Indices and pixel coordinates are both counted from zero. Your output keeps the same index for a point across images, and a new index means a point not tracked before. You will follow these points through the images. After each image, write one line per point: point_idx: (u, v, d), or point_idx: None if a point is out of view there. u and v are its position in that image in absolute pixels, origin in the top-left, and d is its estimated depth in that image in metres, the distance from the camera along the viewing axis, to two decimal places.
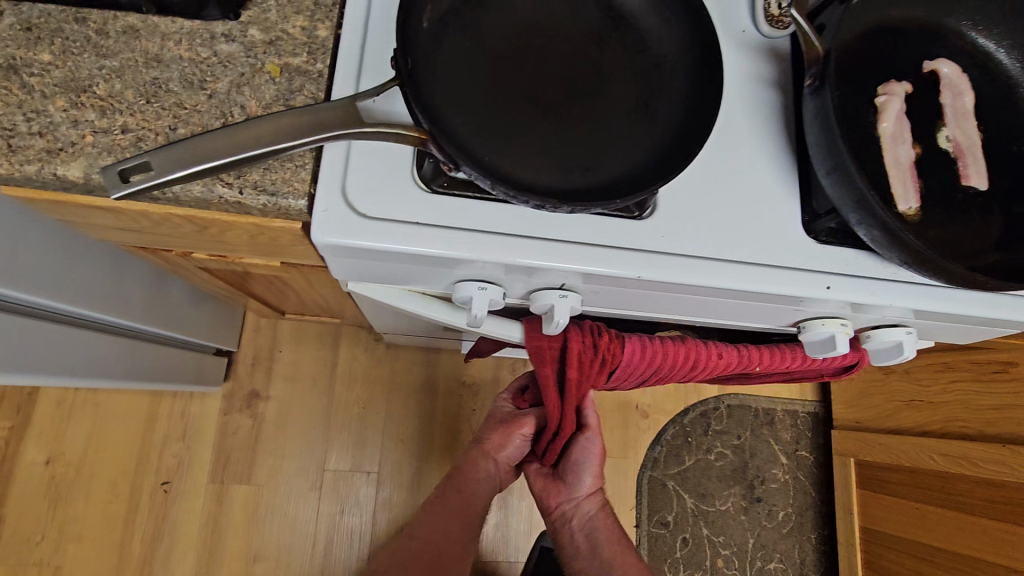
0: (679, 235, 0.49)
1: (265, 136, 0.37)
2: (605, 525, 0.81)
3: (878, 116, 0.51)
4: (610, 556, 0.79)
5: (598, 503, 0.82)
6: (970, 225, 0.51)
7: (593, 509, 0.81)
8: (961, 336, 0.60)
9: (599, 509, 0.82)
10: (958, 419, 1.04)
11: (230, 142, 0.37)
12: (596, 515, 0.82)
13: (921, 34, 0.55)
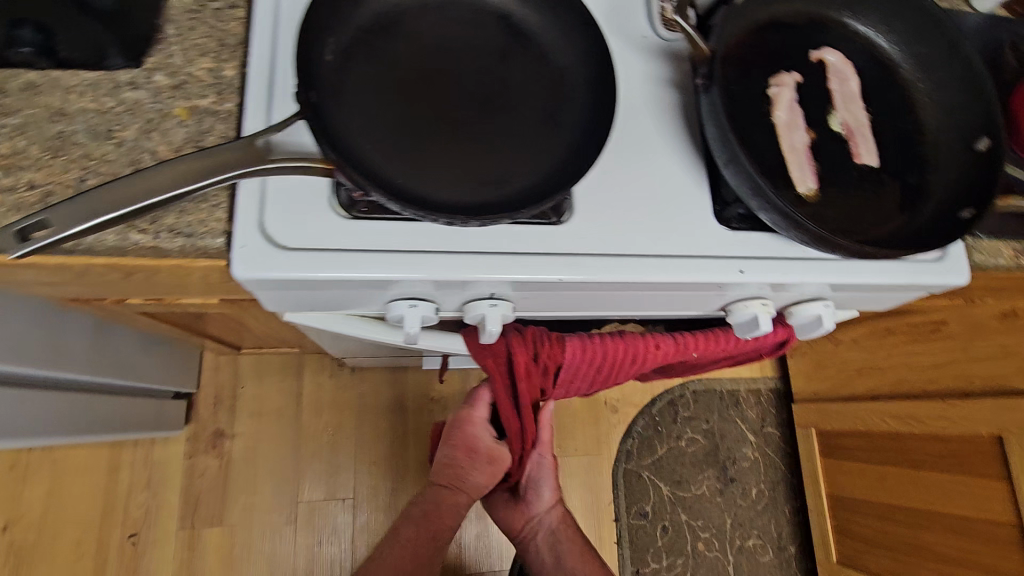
0: (597, 235, 0.51)
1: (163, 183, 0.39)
2: (567, 537, 0.85)
3: (772, 106, 0.55)
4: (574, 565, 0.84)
5: (561, 516, 0.86)
6: (867, 200, 0.55)
7: (555, 522, 0.86)
8: (877, 303, 0.64)
9: (560, 521, 0.86)
10: (902, 381, 1.09)
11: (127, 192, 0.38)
12: (558, 527, 0.86)
13: (806, 27, 0.59)
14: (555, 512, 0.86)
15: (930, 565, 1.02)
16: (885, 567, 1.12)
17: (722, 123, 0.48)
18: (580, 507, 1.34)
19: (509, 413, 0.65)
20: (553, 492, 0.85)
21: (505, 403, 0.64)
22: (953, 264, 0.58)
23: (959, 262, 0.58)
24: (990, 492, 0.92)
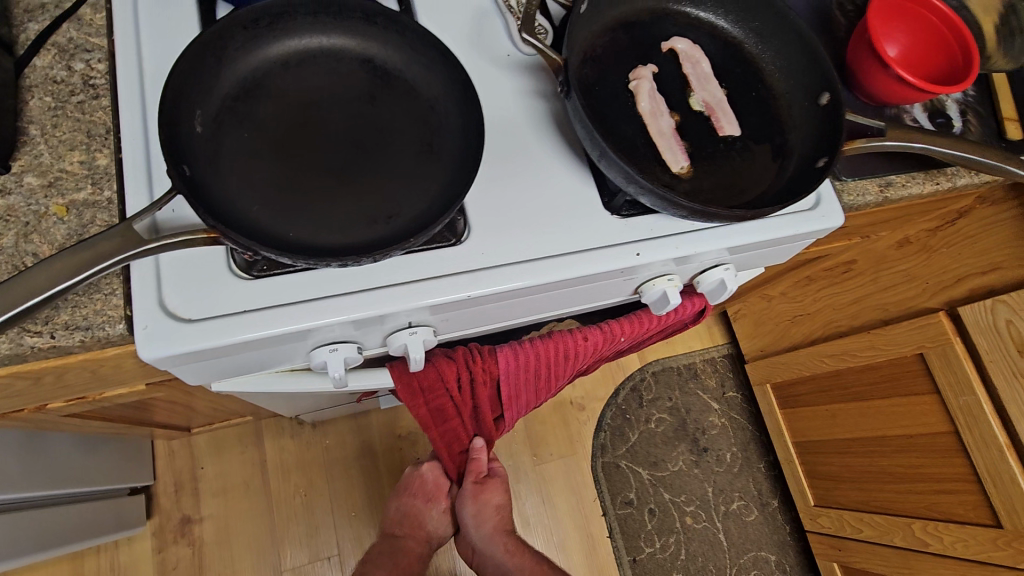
0: (497, 247, 0.54)
1: (42, 284, 0.39)
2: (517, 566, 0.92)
3: (635, 99, 0.59)
4: None
5: (507, 547, 0.92)
6: (737, 168, 0.59)
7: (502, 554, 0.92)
8: (775, 257, 0.69)
9: (509, 552, 0.92)
10: (833, 321, 1.16)
11: (6, 300, 0.39)
12: (506, 558, 0.92)
13: (654, 22, 0.64)
14: (503, 542, 0.93)
15: (888, 487, 1.08)
16: (854, 499, 1.18)
17: (585, 124, 0.52)
18: (567, 510, 1.36)
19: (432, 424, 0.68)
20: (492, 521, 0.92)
21: (435, 413, 0.66)
22: (828, 210, 0.64)
23: (833, 208, 0.64)
24: (923, 407, 0.98)
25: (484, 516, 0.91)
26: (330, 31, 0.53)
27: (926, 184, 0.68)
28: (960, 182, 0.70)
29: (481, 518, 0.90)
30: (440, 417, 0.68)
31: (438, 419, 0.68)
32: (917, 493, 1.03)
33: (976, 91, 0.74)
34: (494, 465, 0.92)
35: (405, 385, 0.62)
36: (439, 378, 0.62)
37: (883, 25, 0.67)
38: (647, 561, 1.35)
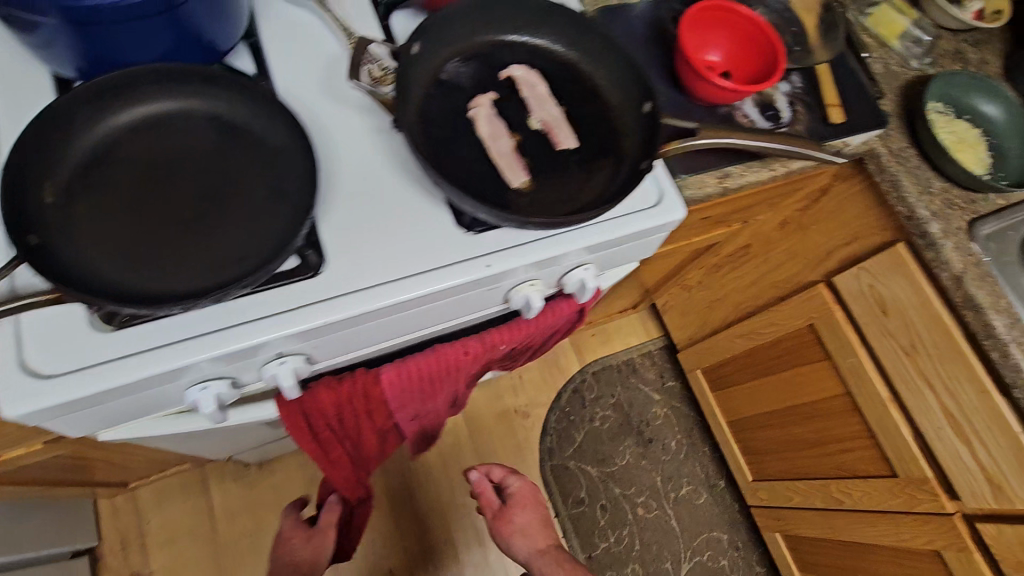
0: (353, 274, 0.59)
1: None
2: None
3: (475, 125, 0.65)
4: None
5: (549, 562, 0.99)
6: (576, 176, 0.65)
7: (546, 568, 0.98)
8: (636, 253, 0.75)
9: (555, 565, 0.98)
10: (742, 303, 1.23)
11: None
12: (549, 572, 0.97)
13: (495, 51, 0.69)
14: (541, 557, 1.00)
15: (806, 453, 1.15)
16: (783, 469, 1.24)
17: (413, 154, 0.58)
18: None
19: (327, 446, 0.72)
20: (531, 540, 1.01)
21: (326, 436, 0.70)
22: (669, 204, 0.70)
23: (674, 202, 0.70)
24: (822, 374, 1.05)
25: (518, 537, 1.01)
26: (175, 93, 0.57)
27: (762, 171, 0.75)
28: (794, 166, 0.77)
29: (518, 539, 1.01)
30: (332, 440, 0.71)
31: (332, 441, 0.71)
32: (830, 456, 1.09)
33: (802, 82, 0.81)
34: (512, 483, 1.05)
35: (289, 415, 0.65)
36: (322, 403, 0.66)
37: (704, 31, 0.75)
38: (603, 556, 1.39)
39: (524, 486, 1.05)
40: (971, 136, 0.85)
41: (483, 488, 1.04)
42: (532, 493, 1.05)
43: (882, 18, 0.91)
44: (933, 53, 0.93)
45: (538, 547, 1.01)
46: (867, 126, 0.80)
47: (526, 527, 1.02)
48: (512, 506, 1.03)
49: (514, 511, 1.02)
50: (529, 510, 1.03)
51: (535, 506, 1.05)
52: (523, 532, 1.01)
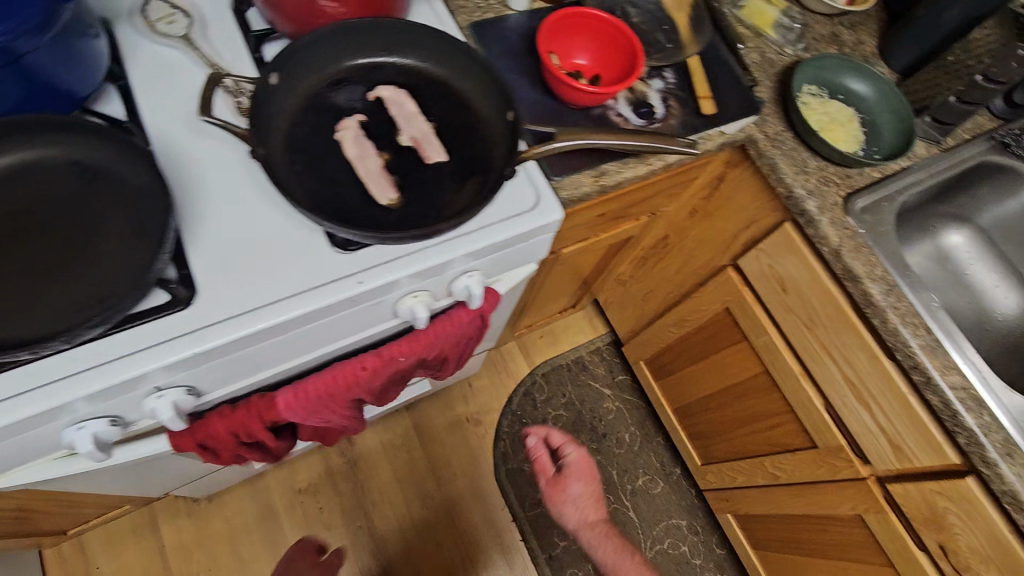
0: (226, 302, 0.60)
1: None
2: (604, 549, 1.00)
3: (343, 147, 0.67)
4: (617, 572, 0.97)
5: (598, 536, 1.01)
6: (446, 187, 0.67)
7: (594, 541, 1.01)
8: (526, 255, 0.78)
9: (600, 537, 1.01)
10: (669, 293, 1.26)
11: None
12: (596, 543, 1.00)
13: (362, 73, 0.71)
14: (589, 532, 1.02)
15: (740, 432, 1.18)
16: (725, 450, 1.27)
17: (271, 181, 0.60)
18: (480, 524, 1.40)
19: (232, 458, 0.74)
20: (590, 512, 1.03)
21: (228, 453, 0.72)
22: (547, 206, 0.72)
23: (551, 203, 0.73)
24: (741, 355, 1.08)
25: (566, 508, 1.04)
26: (34, 144, 0.58)
27: (638, 166, 0.78)
28: (670, 159, 0.80)
29: (566, 511, 1.04)
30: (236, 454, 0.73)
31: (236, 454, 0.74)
32: (761, 433, 1.12)
33: (676, 77, 0.84)
34: (569, 457, 1.06)
35: (184, 443, 0.66)
36: (217, 430, 0.67)
37: (567, 39, 0.78)
38: (563, 555, 1.41)
39: (581, 459, 1.05)
40: (844, 115, 0.89)
41: (540, 455, 1.06)
42: (586, 468, 1.05)
43: (753, 8, 0.95)
44: (806, 38, 0.97)
45: (589, 518, 1.03)
46: (739, 114, 0.84)
47: (579, 501, 1.03)
48: (565, 476, 1.04)
49: (567, 480, 1.04)
50: (584, 483, 1.04)
51: (591, 481, 1.05)
52: (571, 503, 1.03)
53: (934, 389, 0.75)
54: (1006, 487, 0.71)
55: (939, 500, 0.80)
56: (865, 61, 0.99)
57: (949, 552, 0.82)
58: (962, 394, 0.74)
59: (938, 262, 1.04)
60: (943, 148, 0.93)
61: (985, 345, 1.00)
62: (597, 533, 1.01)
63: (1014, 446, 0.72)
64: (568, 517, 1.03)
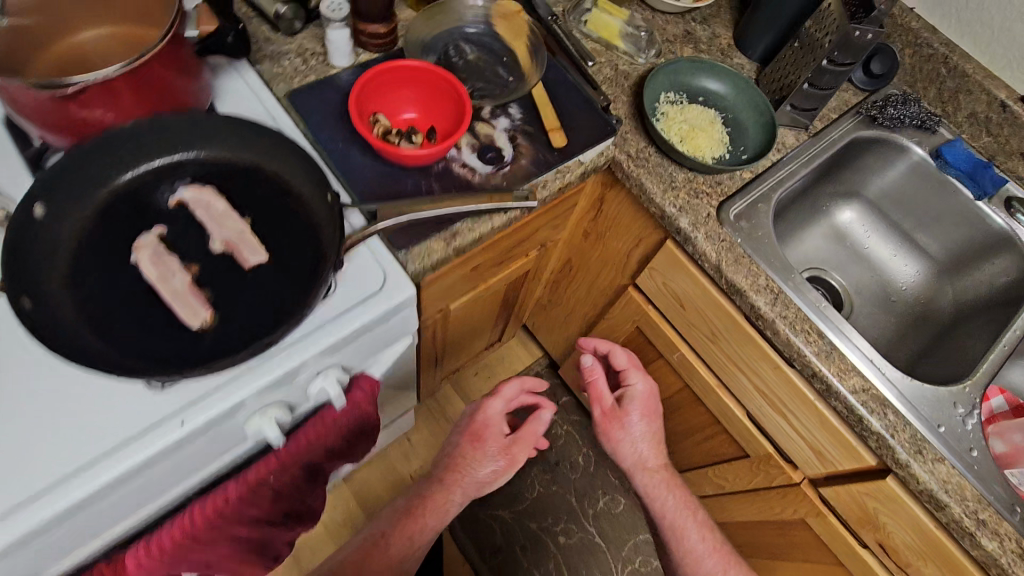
0: (9, 490, 0.50)
1: None
2: (667, 496, 1.00)
3: (140, 271, 0.58)
4: (676, 522, 0.99)
5: (661, 483, 1.00)
6: (269, 293, 0.60)
7: (652, 487, 1.00)
8: (392, 335, 0.71)
9: (663, 485, 1.00)
10: (586, 313, 1.22)
11: None
12: (656, 490, 1.00)
13: (154, 178, 0.63)
14: (647, 475, 1.01)
15: (680, 445, 1.14)
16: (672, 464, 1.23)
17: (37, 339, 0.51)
18: None
19: None
20: (650, 451, 1.01)
21: None
22: (396, 281, 0.65)
23: (400, 278, 0.66)
24: (661, 372, 1.04)
25: (626, 446, 1.01)
26: None
27: (494, 219, 0.72)
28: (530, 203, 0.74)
29: (623, 450, 1.01)
30: None
31: None
32: (698, 445, 1.08)
33: (522, 112, 0.78)
34: (636, 390, 0.99)
35: None
36: None
37: (392, 95, 0.73)
38: None
39: (647, 391, 0.99)
40: (706, 119, 0.86)
41: (596, 380, 1.00)
42: (653, 408, 1.00)
43: (598, 21, 0.90)
44: (657, 42, 0.92)
45: (655, 465, 1.01)
46: (594, 142, 0.79)
47: (641, 441, 1.00)
48: (630, 409, 1.00)
49: (630, 414, 0.99)
50: (649, 425, 1.00)
51: (652, 415, 1.00)
52: (632, 442, 1.00)
53: (835, 396, 0.72)
54: (923, 487, 0.68)
55: (867, 501, 0.77)
56: (724, 55, 0.95)
57: (888, 550, 0.80)
58: (863, 397, 0.71)
59: (834, 242, 1.03)
60: (810, 134, 0.91)
61: (892, 323, 0.97)
62: (660, 486, 1.00)
63: (922, 442, 0.69)
64: (625, 455, 1.01)
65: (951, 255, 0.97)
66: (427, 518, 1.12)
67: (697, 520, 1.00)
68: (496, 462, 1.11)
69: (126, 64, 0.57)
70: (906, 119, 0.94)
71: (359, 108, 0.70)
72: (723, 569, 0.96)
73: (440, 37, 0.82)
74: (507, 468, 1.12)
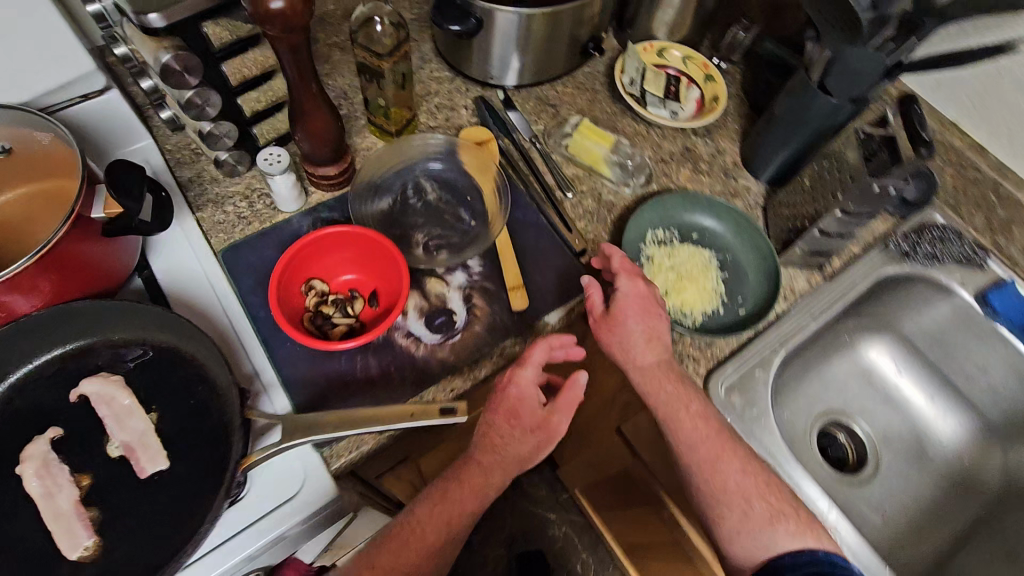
0: None
1: None
2: (668, 396, 0.62)
3: (27, 484, 0.54)
4: (680, 426, 0.62)
5: (663, 381, 0.63)
6: (165, 508, 0.55)
7: (655, 389, 0.63)
8: (319, 523, 0.64)
9: (667, 382, 0.63)
10: (573, 433, 1.10)
11: None
12: (655, 391, 0.63)
13: (61, 368, 0.59)
14: (648, 378, 0.63)
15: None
16: None
17: None
18: None
19: None
20: (651, 355, 0.63)
21: None
22: (316, 485, 0.61)
23: (321, 480, 0.61)
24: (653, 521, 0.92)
25: (622, 352, 0.64)
26: None
27: (447, 390, 0.64)
28: (483, 374, 0.65)
29: (621, 353, 0.64)
30: None
31: None
32: None
33: (482, 265, 0.70)
34: (624, 285, 0.65)
35: None
36: None
37: (327, 256, 0.66)
38: None
39: (644, 293, 0.65)
40: (698, 265, 0.75)
41: (595, 296, 0.66)
42: (645, 310, 0.64)
43: (580, 146, 0.80)
44: (649, 165, 0.82)
45: (646, 362, 0.63)
46: (561, 300, 0.70)
47: (637, 343, 0.63)
48: (622, 307, 0.64)
49: (624, 316, 0.63)
50: (647, 324, 0.64)
51: (655, 318, 0.64)
52: (627, 346, 0.63)
53: None
54: None
55: None
56: (727, 175, 0.84)
57: None
58: None
59: (861, 386, 0.88)
60: (824, 276, 0.79)
61: (926, 490, 0.83)
62: (649, 384, 0.63)
63: None
64: (622, 361, 0.64)
65: (1011, 414, 0.81)
66: (463, 493, 0.64)
67: (687, 413, 0.62)
68: (527, 440, 0.64)
69: (35, 255, 0.52)
70: (945, 256, 0.81)
71: (288, 279, 0.63)
72: (719, 459, 0.61)
73: (396, 175, 0.75)
74: (551, 443, 0.66)
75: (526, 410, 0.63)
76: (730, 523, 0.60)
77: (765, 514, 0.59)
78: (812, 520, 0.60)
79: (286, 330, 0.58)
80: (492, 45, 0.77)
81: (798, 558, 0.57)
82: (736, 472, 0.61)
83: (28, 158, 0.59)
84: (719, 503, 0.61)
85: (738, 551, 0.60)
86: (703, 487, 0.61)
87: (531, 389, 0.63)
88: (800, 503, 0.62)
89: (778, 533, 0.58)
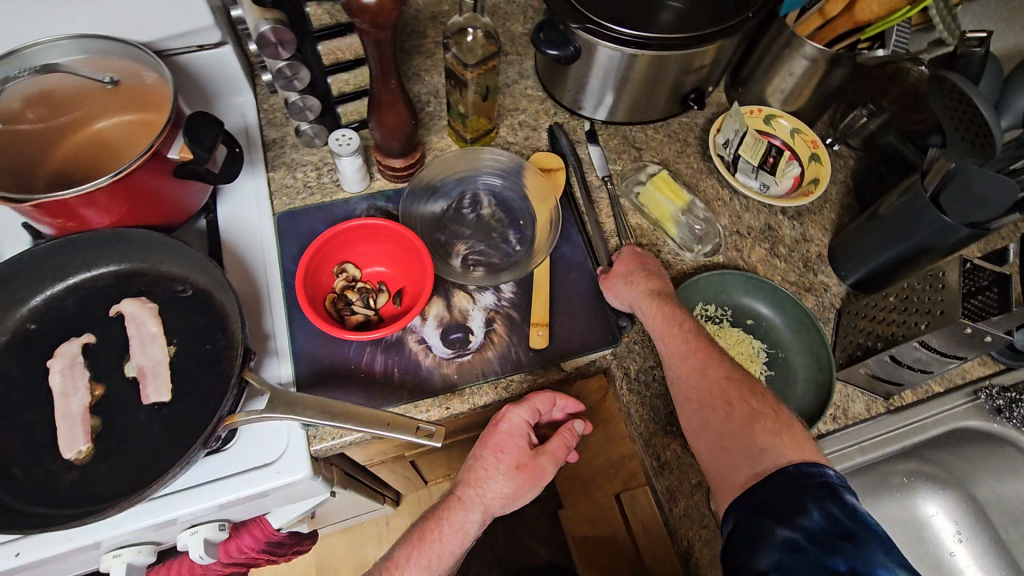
0: None
1: None
2: (669, 318, 0.62)
3: (50, 379, 0.59)
4: (678, 341, 0.61)
5: (664, 305, 0.63)
6: (152, 439, 0.57)
7: (657, 313, 0.63)
8: (287, 499, 0.64)
9: (669, 307, 0.63)
10: (568, 488, 1.05)
11: None
12: (658, 314, 0.63)
13: (112, 283, 0.64)
14: (652, 305, 0.63)
15: None
16: None
17: None
18: None
19: None
20: (652, 285, 0.65)
21: None
22: (292, 463, 0.60)
23: (298, 459, 0.60)
24: None
25: (629, 285, 0.65)
26: None
27: (440, 409, 0.63)
28: (480, 402, 0.63)
29: (630, 286, 0.65)
30: None
31: None
32: None
33: (514, 292, 0.68)
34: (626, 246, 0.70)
35: None
36: None
37: (365, 244, 0.68)
38: None
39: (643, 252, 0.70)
40: (741, 354, 0.69)
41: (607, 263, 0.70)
42: (640, 261, 0.68)
43: (651, 199, 0.75)
44: (722, 234, 0.76)
45: (640, 292, 0.64)
46: (585, 349, 0.66)
47: (637, 274, 0.66)
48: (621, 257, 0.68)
49: (622, 262, 0.68)
50: (645, 266, 0.67)
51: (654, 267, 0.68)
52: (631, 280, 0.65)
53: None
54: None
55: None
56: (806, 266, 0.76)
57: None
58: None
59: (911, 543, 0.76)
60: (889, 407, 0.69)
61: None
62: (643, 306, 0.64)
63: None
64: (628, 292, 0.65)
65: None
66: (444, 532, 0.61)
67: (681, 328, 0.62)
68: (508, 482, 0.59)
69: (112, 176, 0.56)
70: None
71: (325, 260, 0.66)
72: (708, 368, 0.59)
73: (458, 182, 0.75)
74: (530, 490, 0.61)
75: (509, 447, 0.60)
76: (711, 430, 0.56)
77: (744, 415, 0.56)
78: (791, 422, 0.55)
79: (304, 308, 0.60)
80: (589, 77, 0.75)
81: (778, 468, 0.51)
82: (718, 378, 0.58)
83: (132, 90, 0.64)
84: (701, 415, 0.57)
85: (714, 463, 0.55)
86: (687, 399, 0.59)
87: (521, 427, 0.61)
88: (784, 410, 0.57)
89: (756, 434, 0.54)
